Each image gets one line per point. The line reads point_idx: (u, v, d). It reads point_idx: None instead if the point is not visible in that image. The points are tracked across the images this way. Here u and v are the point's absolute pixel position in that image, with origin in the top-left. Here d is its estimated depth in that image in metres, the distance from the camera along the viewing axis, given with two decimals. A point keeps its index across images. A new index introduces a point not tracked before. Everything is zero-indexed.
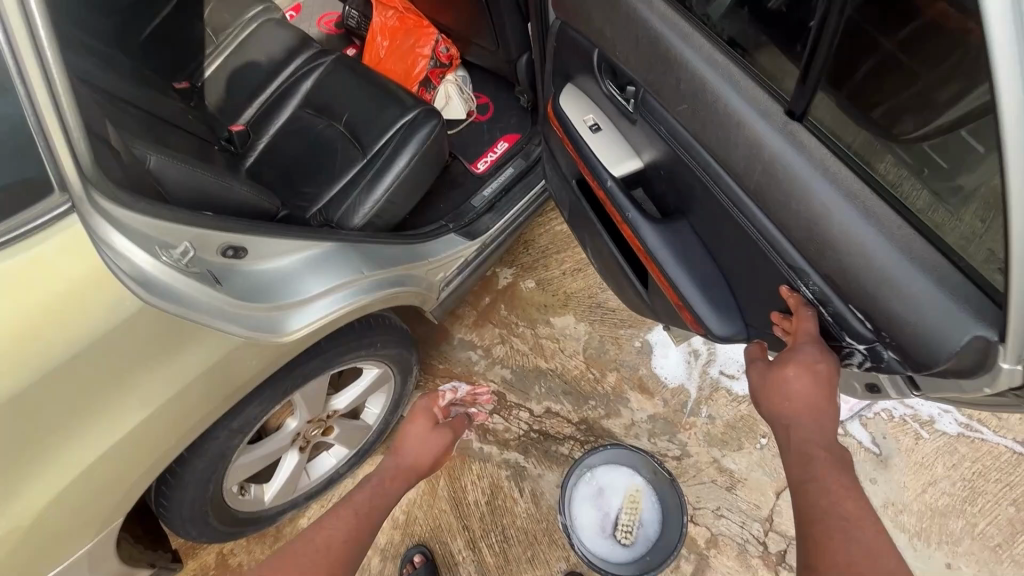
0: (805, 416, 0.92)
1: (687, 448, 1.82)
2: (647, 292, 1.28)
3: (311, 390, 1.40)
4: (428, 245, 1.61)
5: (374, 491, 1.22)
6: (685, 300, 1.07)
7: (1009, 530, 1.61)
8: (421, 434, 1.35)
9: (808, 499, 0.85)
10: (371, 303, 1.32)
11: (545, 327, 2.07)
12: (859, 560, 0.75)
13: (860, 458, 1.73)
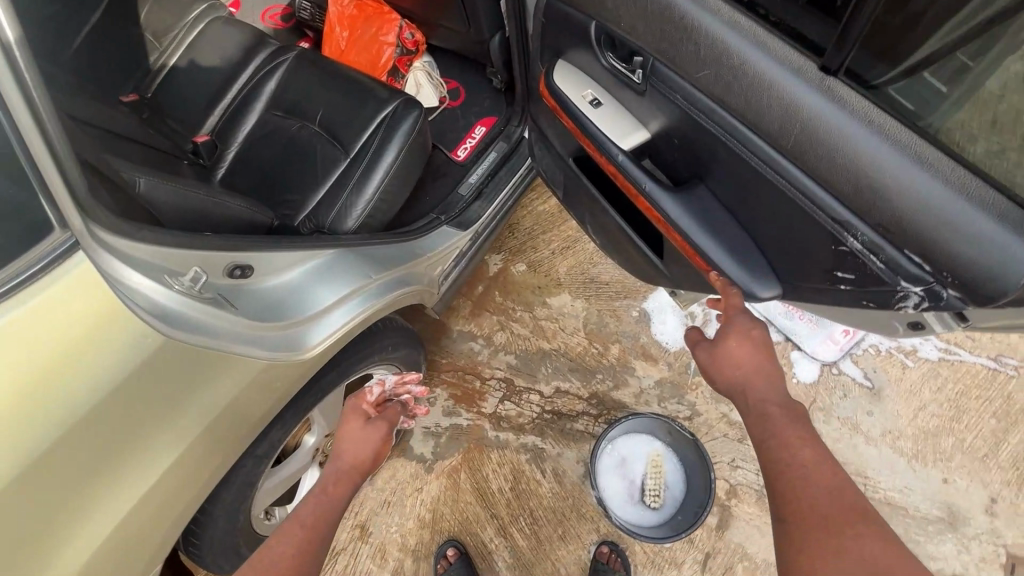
0: (753, 380, 1.04)
1: (696, 407, 1.88)
2: (663, 262, 1.28)
3: (327, 403, 1.37)
4: (422, 240, 1.56)
5: (316, 502, 1.12)
6: (715, 266, 1.05)
7: (993, 440, 1.75)
8: (356, 433, 1.24)
9: (770, 454, 0.94)
10: (381, 307, 1.28)
11: (542, 309, 2.07)
12: (821, 498, 0.84)
13: (855, 394, 1.84)
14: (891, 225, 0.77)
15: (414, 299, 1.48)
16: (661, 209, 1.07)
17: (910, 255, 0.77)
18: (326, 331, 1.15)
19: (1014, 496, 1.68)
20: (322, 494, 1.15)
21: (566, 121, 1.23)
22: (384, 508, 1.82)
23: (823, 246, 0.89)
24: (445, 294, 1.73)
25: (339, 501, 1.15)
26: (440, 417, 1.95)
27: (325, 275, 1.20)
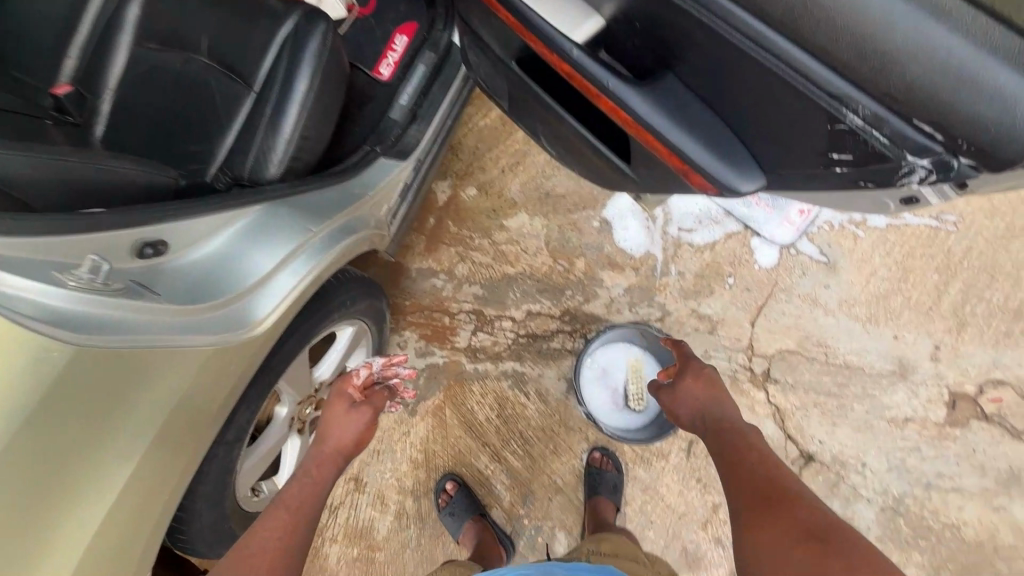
0: (709, 399, 1.25)
1: (666, 307, 1.90)
2: (631, 166, 1.20)
3: (292, 371, 1.28)
4: (363, 176, 1.39)
5: (298, 488, 1.12)
6: (692, 162, 0.96)
7: (936, 294, 1.86)
8: (344, 419, 1.23)
9: (724, 446, 1.17)
10: (329, 262, 1.15)
11: (501, 233, 1.97)
12: (759, 471, 1.08)
13: (813, 271, 1.89)
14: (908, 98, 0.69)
15: (362, 246, 1.35)
16: (626, 108, 0.95)
17: (921, 127, 0.71)
18: (274, 305, 1.03)
19: (954, 340, 1.82)
20: (305, 480, 1.14)
21: (504, 16, 1.05)
22: (375, 457, 1.80)
23: (818, 122, 0.81)
24: (396, 231, 1.61)
25: (320, 487, 1.14)
26: (415, 359, 1.90)
27: (262, 237, 1.04)
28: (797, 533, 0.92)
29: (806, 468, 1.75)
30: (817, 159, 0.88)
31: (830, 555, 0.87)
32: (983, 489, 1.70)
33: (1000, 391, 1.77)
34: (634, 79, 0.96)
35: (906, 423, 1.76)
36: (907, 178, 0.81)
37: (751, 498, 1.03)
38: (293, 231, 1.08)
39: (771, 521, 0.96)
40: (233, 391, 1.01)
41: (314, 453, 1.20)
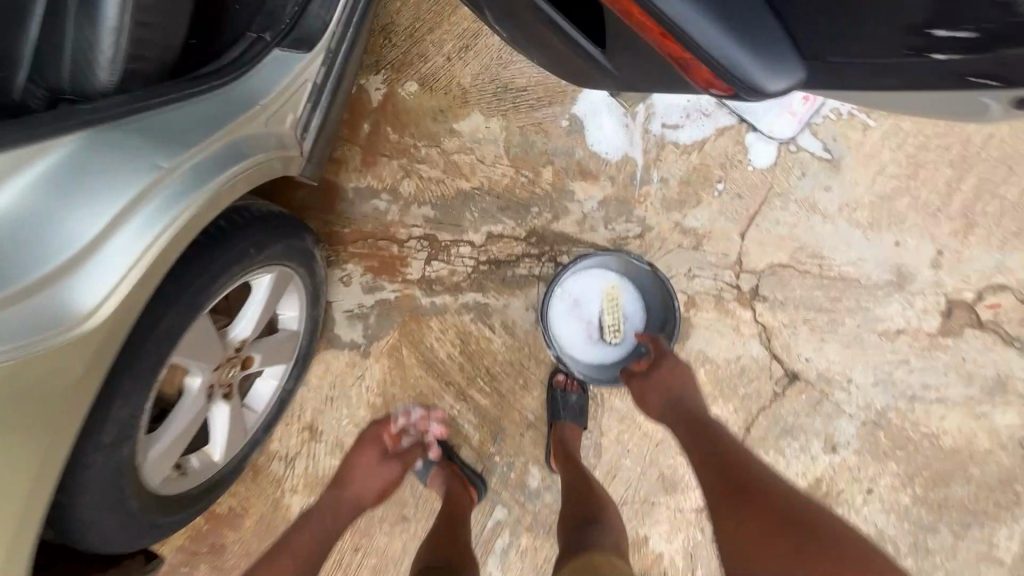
0: (688, 393, 1.43)
1: (647, 222, 1.65)
2: (605, 54, 0.93)
3: (190, 344, 1.03)
4: (252, 80, 1.04)
5: (326, 522, 1.36)
6: (693, 42, 0.74)
7: (946, 192, 1.65)
8: (374, 460, 1.49)
9: (692, 432, 1.33)
10: (192, 216, 0.89)
11: (452, 140, 1.65)
12: (728, 464, 1.21)
13: (813, 171, 1.65)
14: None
15: (258, 180, 1.08)
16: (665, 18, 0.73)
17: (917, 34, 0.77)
18: (114, 273, 0.79)
19: (960, 244, 1.65)
20: (321, 513, 1.37)
21: None
22: (329, 404, 1.64)
23: None
24: (313, 146, 1.30)
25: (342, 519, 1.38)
26: (362, 296, 1.65)
27: (97, 180, 0.78)
28: (786, 518, 1.04)
29: (790, 387, 1.64)
30: (905, 41, 0.81)
31: (820, 539, 0.99)
32: (967, 398, 1.64)
33: (1000, 297, 1.64)
34: None
35: (897, 335, 1.64)
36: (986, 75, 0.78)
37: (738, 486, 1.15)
38: (139, 170, 0.82)
39: (755, 505, 1.09)
40: (78, 397, 0.82)
41: (335, 487, 1.44)
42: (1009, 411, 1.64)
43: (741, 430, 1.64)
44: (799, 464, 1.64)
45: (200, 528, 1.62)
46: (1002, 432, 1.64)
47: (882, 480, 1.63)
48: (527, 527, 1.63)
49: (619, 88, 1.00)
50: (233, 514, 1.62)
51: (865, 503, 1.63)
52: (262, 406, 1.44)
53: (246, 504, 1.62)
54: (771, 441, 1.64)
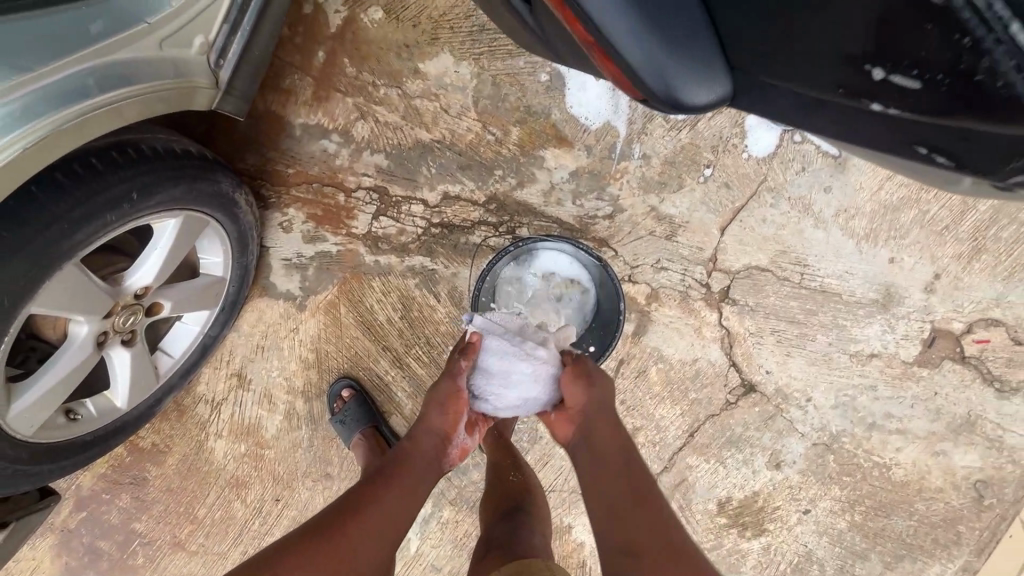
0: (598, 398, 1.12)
1: (619, 202, 1.50)
2: (530, 11, 0.80)
3: (53, 300, 0.94)
4: (181, 30, 0.95)
5: (392, 515, 1.00)
6: (605, 44, 0.69)
7: (959, 210, 1.48)
8: (440, 425, 1.12)
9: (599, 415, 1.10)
10: (44, 147, 0.82)
11: (415, 81, 1.49)
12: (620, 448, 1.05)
13: (816, 167, 1.48)
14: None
15: (111, 123, 0.90)
16: (616, 55, 0.68)
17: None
18: None
19: (960, 270, 1.50)
20: (382, 508, 1.00)
21: None
22: (259, 353, 1.57)
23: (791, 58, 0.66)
24: (247, 88, 1.15)
25: (402, 516, 1.01)
26: (302, 245, 1.54)
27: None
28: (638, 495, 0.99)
29: (744, 399, 1.54)
30: (841, 75, 0.61)
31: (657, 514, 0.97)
32: (930, 433, 1.54)
33: (991, 332, 1.51)
34: None
35: (870, 359, 1.52)
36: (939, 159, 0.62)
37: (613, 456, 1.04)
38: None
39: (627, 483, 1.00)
40: None
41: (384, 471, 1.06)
42: (972, 451, 1.54)
43: (686, 434, 1.56)
44: (738, 476, 1.57)
45: (122, 459, 1.60)
46: (958, 472, 1.55)
47: (821, 502, 1.57)
48: (451, 501, 1.60)
49: (549, 50, 0.87)
50: (155, 449, 1.60)
51: (799, 522, 1.58)
52: (180, 352, 1.35)
53: (168, 442, 1.60)
54: (714, 450, 1.56)
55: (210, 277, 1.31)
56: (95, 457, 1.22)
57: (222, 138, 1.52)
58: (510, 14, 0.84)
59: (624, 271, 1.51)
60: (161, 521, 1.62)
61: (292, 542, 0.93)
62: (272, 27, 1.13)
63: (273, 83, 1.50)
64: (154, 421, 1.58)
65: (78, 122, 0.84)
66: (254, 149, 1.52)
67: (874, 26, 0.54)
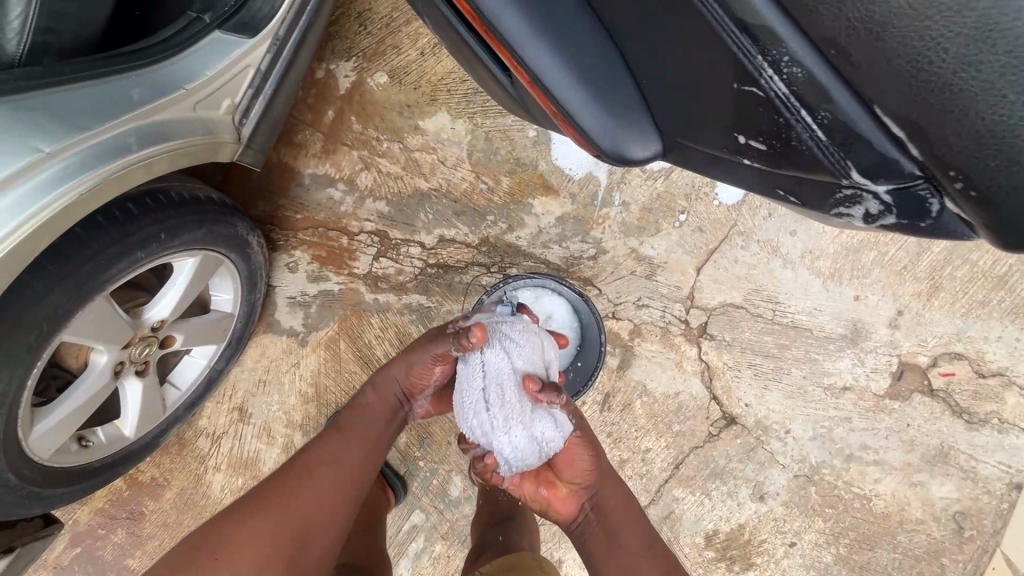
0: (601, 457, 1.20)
1: (602, 245, 1.62)
2: (511, 82, 0.92)
3: (80, 329, 1.03)
4: (214, 97, 1.09)
5: (350, 463, 1.09)
6: (567, 113, 0.80)
7: (915, 252, 1.61)
8: (402, 375, 1.22)
9: (606, 471, 1.19)
10: (98, 198, 0.94)
11: (415, 136, 1.64)
12: (626, 503, 1.16)
13: (781, 213, 1.61)
14: (925, 114, 0.54)
15: (150, 173, 1.02)
16: (577, 125, 0.81)
17: (892, 130, 0.57)
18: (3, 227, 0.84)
19: (921, 307, 1.60)
20: (340, 456, 1.09)
21: (499, 50, 0.82)
22: (260, 388, 1.64)
23: (705, 129, 0.78)
24: (262, 142, 1.28)
25: (359, 470, 1.09)
26: (306, 285, 1.64)
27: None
28: (641, 542, 1.08)
29: (726, 431, 1.61)
30: (728, 139, 0.76)
31: (659, 557, 1.07)
32: (906, 464, 1.60)
33: (955, 366, 1.59)
34: (538, 38, 0.78)
35: (843, 392, 1.60)
36: (850, 212, 0.71)
37: (617, 508, 1.14)
38: (13, 154, 0.84)
39: (628, 531, 1.10)
40: None
41: (337, 429, 1.15)
42: (948, 482, 1.59)
43: (671, 466, 1.62)
44: (724, 509, 1.61)
45: (120, 493, 1.63)
46: (937, 504, 1.59)
47: (806, 535, 1.61)
48: (443, 535, 1.63)
49: (525, 114, 0.99)
50: (154, 483, 1.64)
51: (786, 555, 1.61)
52: (187, 385, 1.41)
53: (167, 476, 1.63)
54: (699, 482, 1.61)
55: (219, 313, 1.40)
56: (99, 488, 1.27)
57: (237, 186, 1.65)
58: (483, 70, 0.97)
59: (608, 308, 1.62)
60: (154, 557, 1.63)
61: (258, 493, 1.00)
62: (289, 89, 1.28)
63: (286, 139, 1.65)
64: (154, 455, 1.63)
65: (126, 173, 0.97)
66: (266, 197, 1.65)
67: (738, 110, 0.69)
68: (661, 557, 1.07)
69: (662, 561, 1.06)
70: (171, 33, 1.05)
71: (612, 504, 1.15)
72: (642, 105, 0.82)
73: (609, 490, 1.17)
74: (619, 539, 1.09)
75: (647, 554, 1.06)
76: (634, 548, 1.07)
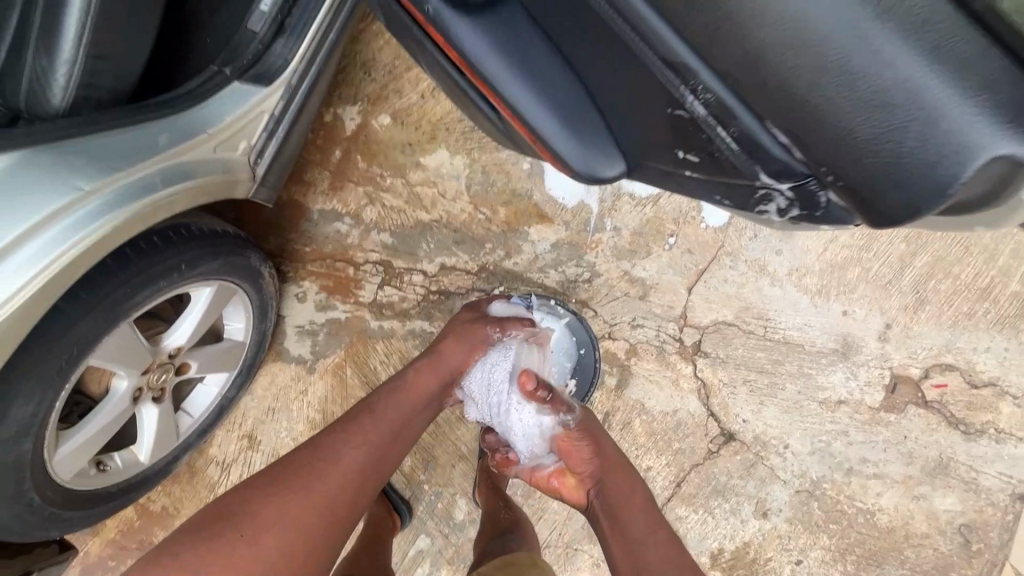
0: (605, 442, 1.27)
1: (596, 268, 1.70)
2: (498, 117, 1.01)
3: (105, 355, 1.10)
4: (231, 139, 1.20)
5: (388, 441, 1.16)
6: (544, 140, 0.87)
7: (899, 267, 1.65)
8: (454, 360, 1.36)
9: (609, 452, 1.25)
10: (129, 229, 1.03)
11: (416, 172, 1.74)
12: (629, 482, 1.21)
13: (766, 234, 1.67)
14: (794, 119, 0.57)
15: (175, 208, 1.12)
16: (555, 152, 0.87)
17: (776, 133, 0.62)
18: (45, 257, 0.93)
19: (908, 320, 1.65)
20: (383, 431, 1.16)
21: (480, 85, 0.88)
22: (270, 416, 1.69)
23: (663, 149, 0.84)
24: (274, 180, 1.38)
25: (392, 449, 1.16)
26: (315, 313, 1.72)
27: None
28: (647, 520, 1.13)
29: (725, 447, 1.63)
30: (669, 153, 0.84)
31: (665, 531, 1.11)
32: (907, 477, 1.60)
33: (947, 377, 1.63)
34: (514, 74, 0.83)
35: (838, 406, 1.63)
36: (766, 207, 0.77)
37: (622, 489, 1.19)
38: (56, 191, 0.93)
39: (634, 508, 1.15)
40: None
41: (369, 413, 1.18)
42: (951, 495, 1.59)
43: (673, 484, 1.64)
44: (728, 527, 1.62)
45: (132, 522, 1.67)
46: (941, 517, 1.59)
47: (812, 552, 1.61)
48: (448, 560, 1.64)
49: (514, 146, 1.07)
50: (164, 513, 1.67)
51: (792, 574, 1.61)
52: (200, 412, 1.47)
53: (178, 505, 1.67)
54: (701, 500, 1.63)
55: (232, 341, 1.46)
56: (115, 512, 1.32)
57: (250, 222, 1.76)
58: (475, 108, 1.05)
59: (603, 329, 1.68)
60: None
61: (301, 453, 1.06)
62: (299, 131, 1.39)
63: (296, 178, 1.76)
64: (166, 484, 1.67)
65: (154, 207, 1.07)
66: (277, 232, 1.75)
67: (677, 130, 0.76)
68: (666, 532, 1.11)
69: (668, 536, 1.10)
70: (193, 84, 1.17)
71: (618, 485, 1.20)
72: (605, 127, 0.88)
73: (614, 471, 1.23)
74: (626, 517, 1.14)
75: (653, 530, 1.11)
76: (640, 525, 1.12)
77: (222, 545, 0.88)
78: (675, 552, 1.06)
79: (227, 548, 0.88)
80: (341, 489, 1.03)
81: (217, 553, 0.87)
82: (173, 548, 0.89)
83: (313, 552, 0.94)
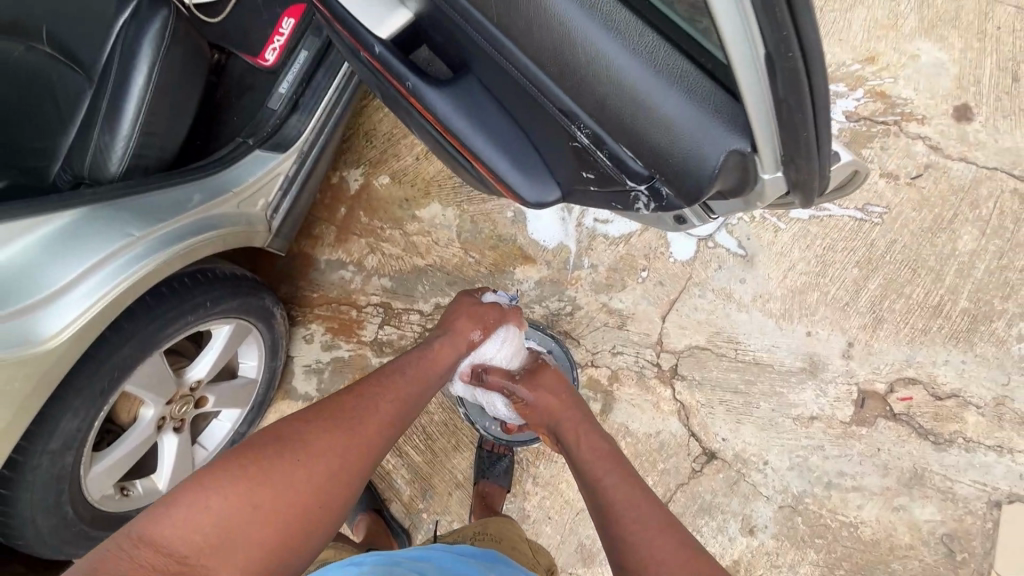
0: (561, 395, 1.42)
1: (577, 301, 1.86)
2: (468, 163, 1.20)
3: (138, 382, 1.26)
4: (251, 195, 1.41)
5: (411, 400, 1.27)
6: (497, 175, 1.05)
7: (855, 289, 1.80)
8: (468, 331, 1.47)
9: (566, 404, 1.39)
10: (166, 267, 1.22)
11: (413, 223, 1.95)
12: (584, 425, 1.34)
13: (729, 264, 1.83)
14: (633, 131, 0.77)
15: (205, 251, 1.31)
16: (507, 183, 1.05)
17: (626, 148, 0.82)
18: (97, 290, 1.12)
19: (869, 338, 1.77)
20: (408, 391, 1.26)
21: (442, 132, 1.07)
22: None
23: (573, 175, 1.02)
24: (287, 232, 1.58)
25: (414, 407, 1.26)
26: (321, 352, 1.89)
27: (46, 229, 1.09)
28: (602, 451, 1.25)
29: (708, 466, 1.73)
30: (577, 177, 1.02)
31: (616, 459, 1.23)
32: (884, 489, 1.68)
33: (912, 390, 1.72)
34: (466, 125, 1.01)
35: (811, 421, 1.73)
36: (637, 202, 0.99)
37: (578, 433, 1.32)
38: (111, 238, 1.14)
39: (591, 444, 1.27)
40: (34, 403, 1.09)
41: (400, 374, 1.28)
42: (930, 505, 1.66)
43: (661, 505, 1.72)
44: (717, 544, 1.70)
45: None
46: (923, 527, 1.65)
47: (801, 568, 1.67)
48: None
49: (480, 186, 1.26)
50: None
51: None
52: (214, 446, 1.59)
53: None
54: (688, 518, 1.71)
55: (245, 378, 1.60)
56: None
57: (264, 272, 1.96)
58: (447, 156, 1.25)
59: (586, 357, 1.82)
60: None
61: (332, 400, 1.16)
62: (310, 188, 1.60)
63: (305, 232, 1.97)
64: None
65: (188, 250, 1.26)
66: (288, 280, 1.95)
67: (581, 158, 0.95)
68: (618, 459, 1.23)
69: (619, 462, 1.22)
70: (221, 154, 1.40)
71: (576, 428, 1.33)
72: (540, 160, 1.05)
73: (573, 418, 1.36)
74: (582, 451, 1.27)
75: (609, 459, 1.22)
76: (595, 456, 1.24)
77: (282, 463, 1.00)
78: (624, 473, 1.18)
79: (280, 467, 0.99)
80: (372, 435, 1.13)
81: (275, 475, 0.98)
82: (232, 457, 0.99)
83: (347, 486, 1.05)
